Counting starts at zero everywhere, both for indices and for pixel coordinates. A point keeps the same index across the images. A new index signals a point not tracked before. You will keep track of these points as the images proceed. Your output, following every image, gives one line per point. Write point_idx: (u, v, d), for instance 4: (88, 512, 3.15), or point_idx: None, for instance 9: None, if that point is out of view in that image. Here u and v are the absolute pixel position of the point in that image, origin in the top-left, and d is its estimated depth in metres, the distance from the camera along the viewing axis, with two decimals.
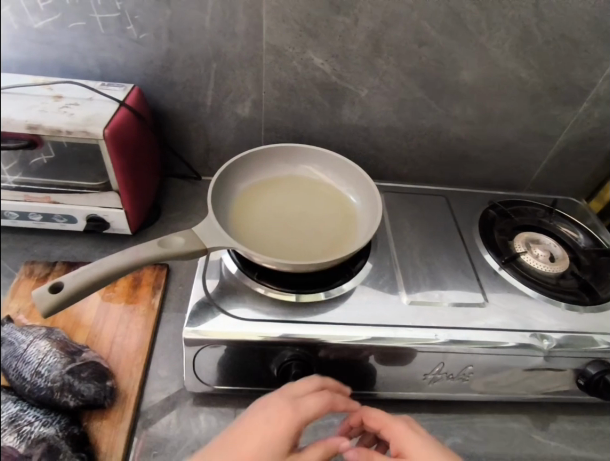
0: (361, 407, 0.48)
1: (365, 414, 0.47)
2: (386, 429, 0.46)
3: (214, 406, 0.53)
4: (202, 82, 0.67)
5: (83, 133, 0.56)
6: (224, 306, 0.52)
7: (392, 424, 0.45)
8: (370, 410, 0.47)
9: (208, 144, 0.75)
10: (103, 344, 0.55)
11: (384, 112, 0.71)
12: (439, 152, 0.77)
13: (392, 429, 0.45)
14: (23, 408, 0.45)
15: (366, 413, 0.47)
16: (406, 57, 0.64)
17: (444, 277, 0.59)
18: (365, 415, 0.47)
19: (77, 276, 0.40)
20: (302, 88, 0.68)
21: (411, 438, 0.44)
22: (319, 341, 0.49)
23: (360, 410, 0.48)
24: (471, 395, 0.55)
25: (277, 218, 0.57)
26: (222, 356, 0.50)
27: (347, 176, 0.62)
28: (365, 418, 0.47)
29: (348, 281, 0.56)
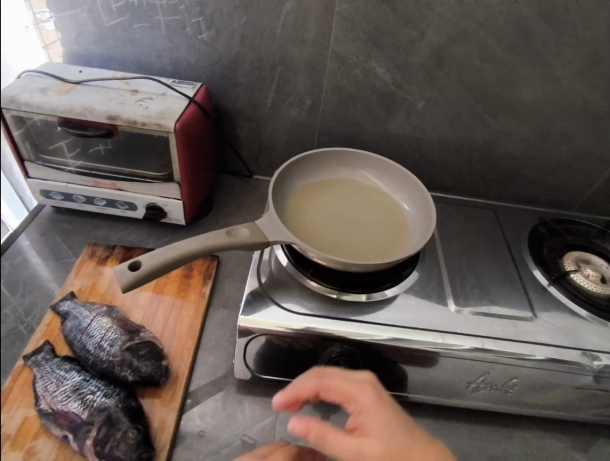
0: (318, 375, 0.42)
1: (299, 389, 0.42)
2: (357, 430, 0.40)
3: (257, 394, 0.55)
4: (265, 85, 0.70)
5: (157, 126, 0.59)
6: (277, 298, 0.54)
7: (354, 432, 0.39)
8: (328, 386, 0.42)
9: (261, 144, 0.78)
10: (156, 326, 0.57)
11: (438, 124, 0.72)
12: (488, 166, 0.78)
13: (350, 371, 0.43)
14: (86, 378, 0.49)
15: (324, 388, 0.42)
16: (468, 71, 0.65)
17: (491, 289, 0.59)
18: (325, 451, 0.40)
19: (155, 255, 0.44)
20: (361, 96, 0.70)
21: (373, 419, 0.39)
22: (366, 341, 0.51)
23: (315, 380, 0.42)
24: (514, 409, 0.55)
25: (330, 218, 0.59)
26: (269, 345, 0.52)
27: (402, 184, 0.63)
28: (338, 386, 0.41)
29: (396, 286, 0.57)
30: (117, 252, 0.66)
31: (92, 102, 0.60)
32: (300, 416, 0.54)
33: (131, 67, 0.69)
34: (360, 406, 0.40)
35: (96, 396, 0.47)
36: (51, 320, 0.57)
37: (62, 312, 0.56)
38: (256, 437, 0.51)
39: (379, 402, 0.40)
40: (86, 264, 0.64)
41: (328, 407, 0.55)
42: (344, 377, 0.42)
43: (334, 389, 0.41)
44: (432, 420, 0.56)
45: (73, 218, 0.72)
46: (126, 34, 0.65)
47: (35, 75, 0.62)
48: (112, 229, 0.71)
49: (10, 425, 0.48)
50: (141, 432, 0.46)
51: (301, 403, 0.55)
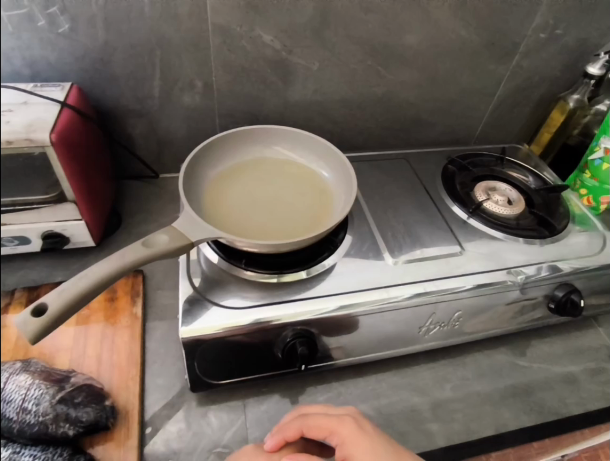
0: (300, 416, 0.46)
1: (285, 429, 0.45)
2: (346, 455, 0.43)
3: (220, 402, 0.52)
4: (147, 73, 0.63)
5: (27, 142, 0.50)
6: (217, 299, 0.50)
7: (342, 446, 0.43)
8: (308, 420, 0.46)
9: (159, 138, 0.71)
10: (88, 364, 0.50)
11: (337, 84, 0.72)
12: (391, 117, 0.80)
13: (329, 410, 0.47)
14: (16, 449, 0.40)
15: (305, 423, 0.46)
16: (354, 26, 0.65)
17: (421, 234, 0.61)
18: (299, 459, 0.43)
19: (63, 292, 0.37)
20: (254, 68, 0.66)
21: (359, 440, 0.43)
22: (318, 317, 0.50)
23: (299, 422, 0.46)
24: (463, 338, 0.59)
25: (253, 203, 0.56)
26: (222, 349, 0.48)
27: (315, 150, 0.61)
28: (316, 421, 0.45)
29: (334, 254, 0.56)
30: (18, 294, 0.55)
31: None
32: (270, 408, 0.52)
33: None
34: (342, 438, 0.44)
35: None
36: None
37: None
38: (231, 444, 0.49)
39: (359, 431, 0.44)
40: None
41: (294, 391, 0.54)
42: (323, 415, 0.46)
43: (316, 427, 0.45)
44: (395, 370, 0.58)
45: None
46: None
47: None
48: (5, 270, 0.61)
49: None
50: None
51: (268, 395, 0.53)
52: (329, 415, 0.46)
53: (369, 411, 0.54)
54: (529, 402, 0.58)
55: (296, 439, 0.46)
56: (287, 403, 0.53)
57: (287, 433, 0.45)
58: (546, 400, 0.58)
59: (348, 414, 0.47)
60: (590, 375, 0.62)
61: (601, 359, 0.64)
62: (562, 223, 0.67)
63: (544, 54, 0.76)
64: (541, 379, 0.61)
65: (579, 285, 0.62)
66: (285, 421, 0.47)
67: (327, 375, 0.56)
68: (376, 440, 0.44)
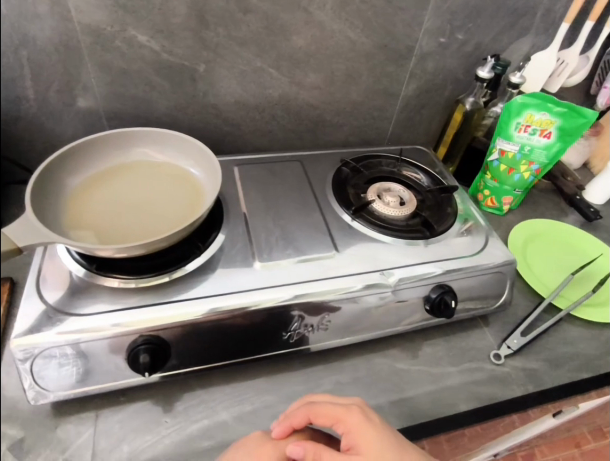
0: (306, 405, 0.47)
1: (292, 417, 0.47)
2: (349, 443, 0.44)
3: (73, 414, 0.51)
4: (16, 72, 0.61)
5: None
6: (65, 307, 0.49)
7: (346, 425, 0.44)
8: (314, 408, 0.47)
9: (43, 142, 0.69)
10: None
11: (228, 86, 0.71)
12: (294, 120, 0.79)
13: (335, 400, 0.48)
14: None
15: (312, 412, 0.46)
16: (234, 26, 0.64)
17: (298, 238, 0.61)
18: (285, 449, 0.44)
19: None
20: (135, 69, 0.65)
21: (364, 429, 0.44)
22: (169, 323, 0.49)
23: (305, 409, 0.47)
24: (337, 342, 0.59)
25: (116, 207, 0.55)
26: (64, 359, 0.47)
27: (190, 152, 0.60)
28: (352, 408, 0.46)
29: (200, 255, 0.56)
30: None
31: None
32: (125, 417, 0.52)
33: None
34: (346, 426, 0.45)
35: None
36: None
37: None
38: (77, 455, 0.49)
39: (364, 418, 0.45)
40: None
41: (155, 402, 0.53)
42: (329, 403, 0.47)
43: (321, 416, 0.46)
44: (267, 375, 0.58)
45: None
46: None
47: None
48: None
49: None
50: None
51: (126, 405, 0.53)
52: (349, 404, 0.47)
53: (229, 419, 0.53)
54: (400, 406, 0.58)
55: (303, 427, 0.47)
56: (150, 408, 0.53)
57: (293, 421, 0.47)
58: (419, 403, 0.59)
59: (354, 403, 0.47)
60: (467, 375, 0.63)
61: (481, 359, 0.65)
62: (447, 222, 0.68)
63: (440, 57, 0.77)
64: (417, 381, 0.61)
65: (456, 286, 0.62)
66: (292, 409, 0.48)
67: (194, 383, 0.56)
68: (378, 431, 0.44)
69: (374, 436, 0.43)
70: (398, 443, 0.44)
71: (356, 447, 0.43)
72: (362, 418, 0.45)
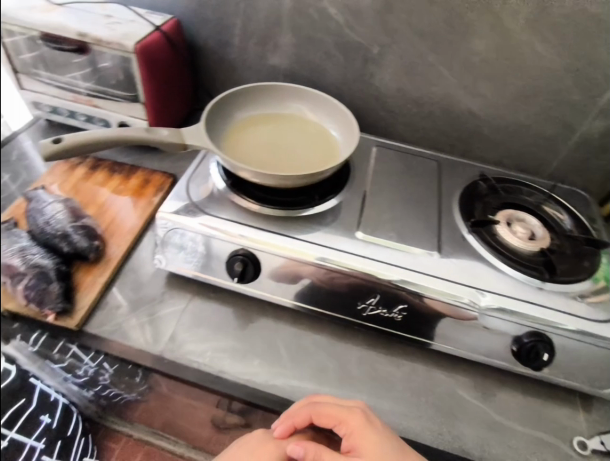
0: (310, 404, 0.49)
1: (295, 415, 0.48)
2: (352, 438, 0.45)
3: (171, 290, 0.62)
4: (230, 21, 0.73)
5: (118, 46, 0.65)
6: (200, 204, 0.60)
7: (347, 422, 0.46)
8: (317, 407, 0.48)
9: (230, 82, 0.83)
10: (108, 219, 0.67)
11: (394, 74, 0.73)
12: (449, 124, 0.78)
13: (338, 401, 0.49)
14: (31, 244, 0.58)
15: (313, 411, 0.47)
16: (418, 16, 0.65)
17: (405, 227, 0.62)
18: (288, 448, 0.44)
19: (77, 135, 0.51)
20: (319, 38, 0.72)
21: (367, 431, 0.45)
22: (266, 249, 0.56)
23: (308, 408, 0.48)
24: (404, 335, 0.59)
25: (265, 142, 0.64)
26: (185, 242, 0.59)
27: (339, 117, 0.66)
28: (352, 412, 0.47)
29: (314, 206, 0.62)
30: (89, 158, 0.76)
31: (66, 22, 0.66)
32: (206, 310, 0.61)
33: None
34: (350, 428, 0.46)
35: (32, 255, 0.56)
36: None
37: (31, 196, 0.66)
38: (165, 320, 0.59)
39: (366, 423, 0.46)
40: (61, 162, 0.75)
41: (231, 311, 0.61)
42: (331, 403, 0.48)
43: (326, 415, 0.47)
44: (328, 337, 0.61)
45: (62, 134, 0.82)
46: None
47: None
48: None
49: None
50: (63, 290, 0.56)
51: (210, 303, 0.62)
52: (354, 409, 0.47)
53: (282, 352, 0.58)
54: (443, 429, 0.54)
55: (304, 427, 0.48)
56: (230, 314, 0.61)
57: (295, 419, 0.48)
58: (465, 438, 0.54)
59: (357, 406, 0.48)
60: (534, 442, 0.55)
61: (559, 435, 0.56)
62: (578, 276, 0.59)
63: None
64: (473, 416, 0.56)
65: (557, 343, 0.55)
66: (294, 408, 0.49)
67: (267, 311, 0.62)
68: (379, 434, 0.46)
69: (375, 439, 0.45)
70: (399, 444, 0.46)
71: (359, 450, 0.44)
72: (364, 424, 0.46)
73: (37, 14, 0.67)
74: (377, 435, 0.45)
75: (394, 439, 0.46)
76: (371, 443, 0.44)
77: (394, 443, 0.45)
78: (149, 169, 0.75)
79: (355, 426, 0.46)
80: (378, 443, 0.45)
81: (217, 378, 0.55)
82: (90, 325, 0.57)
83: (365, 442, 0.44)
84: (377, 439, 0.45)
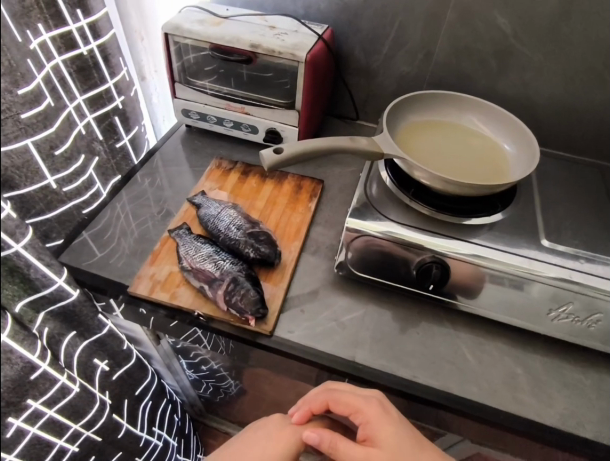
0: (326, 391, 0.53)
1: (311, 402, 0.54)
2: (363, 419, 0.49)
3: (345, 295, 0.62)
4: (385, 31, 0.76)
5: (291, 56, 0.68)
6: (380, 210, 0.60)
7: (361, 408, 0.50)
8: (334, 395, 0.52)
9: (370, 90, 0.85)
10: (273, 225, 0.68)
11: (551, 81, 0.73)
12: (602, 132, 0.76)
13: (357, 390, 0.52)
14: (217, 250, 0.61)
15: (331, 399, 0.52)
16: (595, 22, 0.65)
17: (589, 236, 0.61)
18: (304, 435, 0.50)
19: (294, 144, 0.52)
20: (476, 47, 0.73)
21: (382, 421, 0.49)
22: (457, 256, 0.55)
23: (325, 395, 0.53)
24: (593, 345, 0.56)
25: (437, 149, 0.65)
26: (369, 248, 0.59)
27: (508, 129, 0.67)
28: (364, 401, 0.51)
29: (493, 214, 0.62)
30: (239, 167, 0.78)
31: (241, 33, 0.71)
32: (383, 314, 0.61)
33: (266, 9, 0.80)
34: (366, 417, 0.49)
35: (224, 261, 0.59)
36: (166, 242, 0.65)
37: (197, 203, 0.69)
38: (349, 324, 0.59)
39: (383, 412, 0.49)
40: (214, 172, 0.77)
41: (408, 316, 0.61)
42: (350, 392, 0.52)
43: (341, 402, 0.51)
44: (510, 346, 0.59)
45: (207, 140, 0.86)
46: None
47: (193, 10, 0.76)
48: (233, 150, 0.84)
49: (161, 273, 0.61)
50: (260, 295, 0.56)
51: (387, 308, 0.62)
52: (370, 395, 0.51)
53: (470, 358, 0.57)
54: None
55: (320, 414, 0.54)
56: (402, 320, 0.61)
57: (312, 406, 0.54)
58: None
59: (375, 397, 0.51)
60: None
61: None
62: None
63: None
64: None
65: None
66: (315, 393, 0.54)
67: (444, 319, 0.61)
68: (396, 426, 0.49)
69: (387, 425, 0.48)
70: (410, 433, 0.49)
71: (374, 439, 0.48)
72: (379, 412, 0.49)
73: (212, 28, 0.72)
74: (390, 422, 0.49)
75: (406, 426, 0.49)
76: (384, 431, 0.48)
77: (405, 429, 0.49)
78: (298, 175, 0.76)
79: (367, 410, 0.50)
80: (388, 428, 0.48)
81: (412, 382, 0.55)
82: (280, 330, 0.57)
83: (378, 428, 0.48)
84: (390, 426, 0.48)
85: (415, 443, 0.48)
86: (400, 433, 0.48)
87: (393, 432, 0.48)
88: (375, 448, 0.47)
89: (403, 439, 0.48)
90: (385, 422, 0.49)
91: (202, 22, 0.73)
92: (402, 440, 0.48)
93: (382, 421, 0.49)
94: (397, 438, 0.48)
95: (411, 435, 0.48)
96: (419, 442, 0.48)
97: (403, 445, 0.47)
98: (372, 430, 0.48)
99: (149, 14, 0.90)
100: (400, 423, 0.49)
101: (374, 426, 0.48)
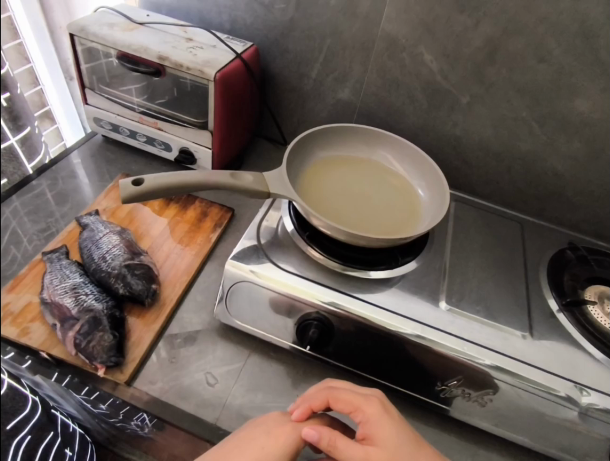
0: (328, 388, 0.47)
1: (309, 400, 0.46)
2: (362, 420, 0.44)
3: (226, 343, 0.56)
4: (312, 55, 0.71)
5: (199, 73, 0.63)
6: (269, 255, 0.55)
7: (363, 406, 0.44)
8: (336, 394, 0.46)
9: (301, 116, 0.80)
10: (160, 255, 0.62)
11: (480, 125, 0.69)
12: (531, 183, 0.72)
13: (357, 388, 0.47)
14: (85, 281, 0.55)
15: (331, 396, 0.46)
16: (521, 71, 0.62)
17: (491, 299, 0.57)
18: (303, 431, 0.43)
19: (159, 176, 0.47)
20: (405, 81, 0.69)
21: (383, 422, 0.43)
22: (346, 315, 0.51)
23: (326, 392, 0.46)
24: (484, 424, 0.52)
25: (344, 190, 0.60)
26: (254, 297, 0.53)
27: (424, 174, 0.62)
28: (366, 401, 0.45)
29: (387, 270, 0.56)
30: None
31: (149, 42, 0.65)
32: (264, 370, 0.55)
33: (193, 20, 0.75)
34: (366, 417, 0.44)
35: (88, 297, 0.53)
36: (34, 265, 0.58)
37: (84, 223, 0.63)
38: (220, 377, 0.53)
39: (383, 412, 0.44)
40: (116, 190, 0.71)
41: (293, 372, 0.55)
42: (351, 390, 0.46)
43: (343, 401, 0.45)
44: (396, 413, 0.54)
45: (121, 152, 0.80)
46: None
47: (108, 12, 0.70)
48: (146, 167, 0.78)
49: (16, 303, 0.53)
50: (116, 339, 0.50)
51: (270, 362, 0.56)
52: (369, 398, 0.45)
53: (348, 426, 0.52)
54: None
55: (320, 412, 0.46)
56: (282, 373, 0.55)
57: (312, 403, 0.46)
58: None
59: (374, 396, 0.46)
60: None
61: None
62: None
63: None
64: None
65: None
66: (311, 392, 0.47)
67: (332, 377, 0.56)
68: (394, 425, 0.44)
69: (388, 428, 0.43)
70: (410, 436, 0.44)
71: (374, 438, 0.43)
72: (381, 413, 0.44)
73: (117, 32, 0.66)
74: (393, 426, 0.43)
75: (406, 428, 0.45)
76: (386, 435, 0.43)
77: (405, 431, 0.44)
78: (207, 201, 0.70)
79: (370, 410, 0.44)
80: (390, 430, 0.43)
81: None
82: (140, 381, 0.51)
83: (380, 431, 0.43)
84: (391, 428, 0.43)
85: (417, 447, 0.43)
86: (403, 436, 0.43)
87: (396, 435, 0.43)
88: (374, 448, 0.42)
89: (405, 443, 0.43)
90: (387, 422, 0.43)
91: (111, 25, 0.67)
92: (404, 443, 0.43)
93: (383, 423, 0.43)
94: (400, 443, 0.42)
95: (410, 436, 0.44)
96: (419, 445, 0.44)
97: (405, 450, 0.42)
98: (373, 434, 0.43)
99: (77, 8, 0.80)
100: (401, 426, 0.44)
101: (375, 428, 0.43)
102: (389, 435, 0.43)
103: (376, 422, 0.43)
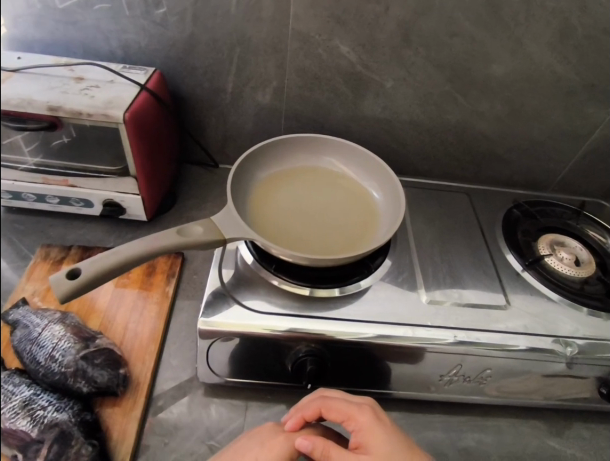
0: (320, 397, 0.45)
1: (302, 408, 0.45)
2: (355, 429, 0.42)
3: (219, 400, 0.52)
4: (223, 68, 0.65)
5: (104, 117, 0.55)
6: (240, 298, 0.51)
7: (354, 414, 0.43)
8: (329, 403, 0.44)
9: (226, 132, 0.74)
10: (116, 330, 0.54)
11: (408, 106, 0.69)
12: (465, 150, 0.74)
13: (350, 396, 0.45)
14: (37, 392, 0.46)
15: (325, 407, 0.44)
16: (437, 48, 0.62)
17: (464, 277, 0.58)
18: (295, 441, 0.42)
19: (95, 261, 0.41)
20: (326, 77, 0.66)
21: (376, 430, 0.41)
22: (333, 339, 0.48)
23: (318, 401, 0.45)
24: (487, 398, 0.54)
25: (298, 207, 0.57)
26: (237, 348, 0.49)
27: (372, 172, 0.61)
28: (358, 408, 0.43)
29: (367, 278, 0.55)
30: (73, 253, 0.62)
31: (30, 91, 0.55)
32: (266, 416, 0.52)
33: (77, 52, 0.64)
34: (358, 425, 0.42)
35: (46, 411, 0.45)
36: None
37: (13, 321, 0.53)
38: (223, 440, 0.49)
39: (376, 420, 0.42)
40: (38, 266, 0.60)
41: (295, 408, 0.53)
42: (344, 399, 0.44)
43: (336, 410, 0.44)
44: (406, 413, 0.55)
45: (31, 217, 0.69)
46: (66, 15, 0.61)
47: None
48: (67, 228, 0.68)
49: None
50: (96, 448, 0.45)
51: (270, 405, 0.53)
52: (362, 404, 0.44)
53: None
54: None
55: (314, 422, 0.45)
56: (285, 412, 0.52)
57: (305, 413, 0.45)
58: None
59: (367, 403, 0.44)
60: None
61: None
62: None
63: None
64: None
65: None
66: (305, 400, 0.46)
67: None
68: (386, 431, 0.42)
69: (380, 434, 0.41)
70: (403, 444, 0.41)
71: (366, 446, 0.41)
72: (373, 420, 0.42)
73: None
74: (384, 431, 0.42)
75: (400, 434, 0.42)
76: (377, 441, 0.41)
77: (399, 437, 0.42)
78: None
79: (362, 418, 0.42)
80: (382, 436, 0.41)
81: None
82: None
83: (371, 439, 0.41)
84: (383, 432, 0.41)
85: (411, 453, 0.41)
86: (396, 444, 0.41)
87: (389, 442, 0.41)
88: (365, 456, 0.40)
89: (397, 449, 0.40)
90: (378, 429, 0.42)
91: None
92: (397, 450, 0.40)
93: (374, 429, 0.41)
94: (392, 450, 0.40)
95: (405, 443, 0.41)
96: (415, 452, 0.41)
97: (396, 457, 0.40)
98: (365, 440, 0.41)
99: None
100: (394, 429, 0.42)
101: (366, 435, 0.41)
102: (382, 441, 0.41)
103: (367, 429, 0.42)
